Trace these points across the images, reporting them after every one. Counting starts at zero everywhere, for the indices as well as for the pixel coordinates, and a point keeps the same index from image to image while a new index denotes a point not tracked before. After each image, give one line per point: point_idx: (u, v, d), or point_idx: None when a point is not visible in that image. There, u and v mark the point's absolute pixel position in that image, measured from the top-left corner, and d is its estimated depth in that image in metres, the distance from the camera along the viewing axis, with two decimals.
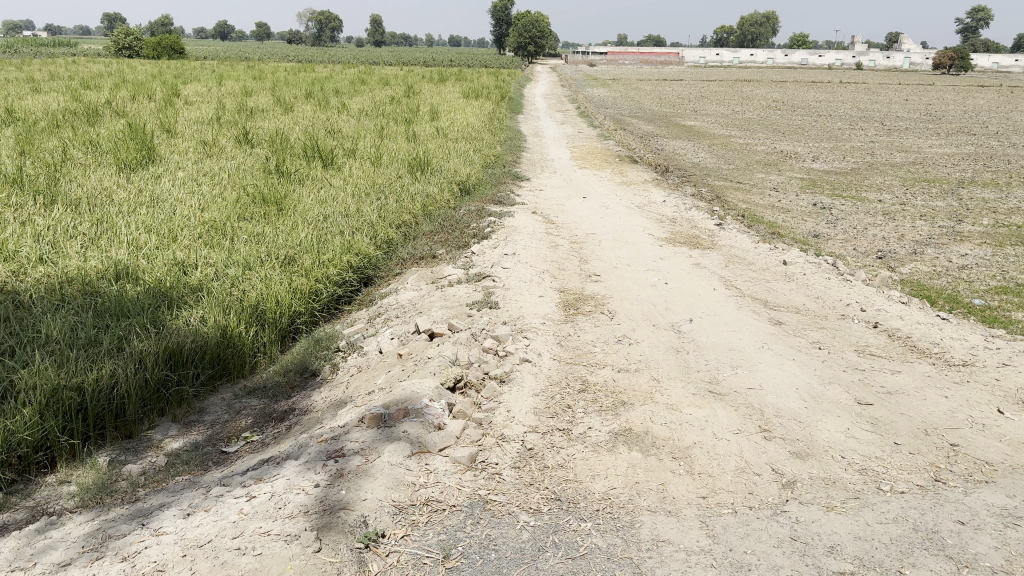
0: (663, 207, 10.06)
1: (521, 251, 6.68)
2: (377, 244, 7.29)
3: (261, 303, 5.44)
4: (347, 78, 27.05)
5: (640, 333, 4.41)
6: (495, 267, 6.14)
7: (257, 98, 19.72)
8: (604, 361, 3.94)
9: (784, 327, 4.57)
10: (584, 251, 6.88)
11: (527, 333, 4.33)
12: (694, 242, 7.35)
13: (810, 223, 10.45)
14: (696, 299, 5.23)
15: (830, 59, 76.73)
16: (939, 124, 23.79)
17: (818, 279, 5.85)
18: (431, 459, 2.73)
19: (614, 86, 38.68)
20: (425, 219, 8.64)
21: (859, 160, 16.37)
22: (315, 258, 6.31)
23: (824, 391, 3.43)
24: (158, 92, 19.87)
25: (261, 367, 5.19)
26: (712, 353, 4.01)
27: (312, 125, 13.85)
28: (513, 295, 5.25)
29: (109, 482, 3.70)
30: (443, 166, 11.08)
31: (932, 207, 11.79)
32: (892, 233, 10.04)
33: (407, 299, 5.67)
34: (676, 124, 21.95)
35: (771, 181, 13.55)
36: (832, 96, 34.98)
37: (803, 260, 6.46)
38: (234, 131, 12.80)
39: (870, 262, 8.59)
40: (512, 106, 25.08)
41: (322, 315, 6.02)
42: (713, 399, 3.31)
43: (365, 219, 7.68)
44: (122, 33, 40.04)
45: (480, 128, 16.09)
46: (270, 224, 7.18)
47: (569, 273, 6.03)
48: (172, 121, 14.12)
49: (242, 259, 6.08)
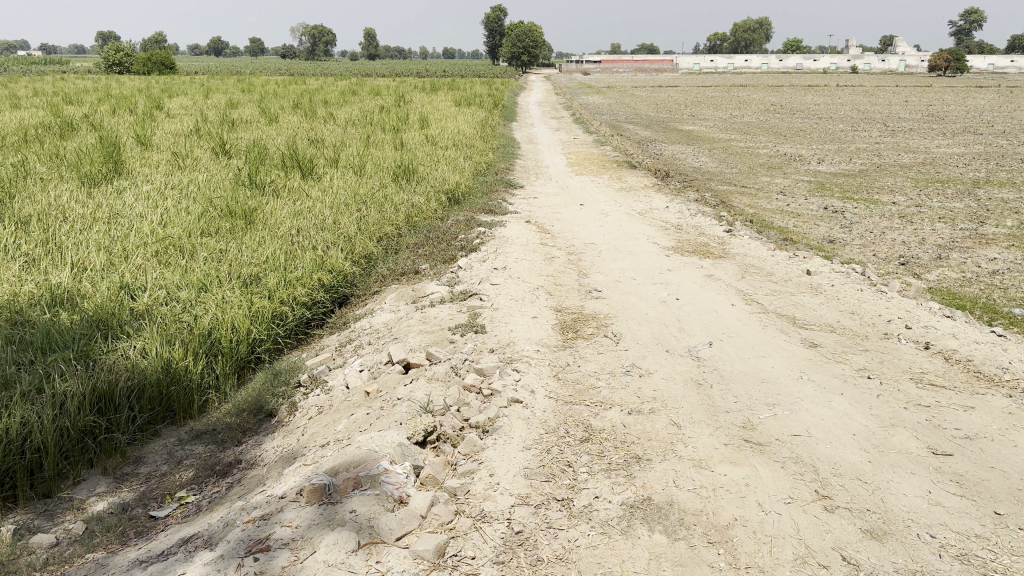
0: (666, 213, 9.39)
1: (513, 265, 6.00)
2: (356, 257, 6.60)
3: (214, 331, 4.75)
4: (337, 89, 26.40)
5: (653, 362, 3.72)
6: (484, 283, 5.45)
7: (241, 110, 19.07)
8: (610, 399, 3.24)
9: (820, 351, 3.88)
10: (584, 263, 6.18)
11: (517, 364, 3.64)
12: (704, 250, 6.68)
13: (823, 228, 9.76)
14: (714, 317, 4.55)
15: (825, 64, 76.27)
16: (946, 124, 23.15)
17: (849, 292, 5.16)
18: (384, 555, 2.03)
19: (609, 93, 38.07)
20: (409, 232, 7.97)
21: (867, 161, 15.72)
22: (281, 276, 5.61)
23: (887, 439, 2.74)
24: (140, 106, 19.19)
25: (212, 405, 4.49)
26: (741, 388, 3.31)
27: (294, 135, 13.18)
28: (503, 316, 4.56)
29: (4, 560, 2.96)
30: (430, 175, 10.42)
31: (951, 209, 11.12)
32: (912, 237, 9.36)
33: (382, 322, 4.97)
34: (675, 129, 21.29)
35: (777, 184, 12.89)
36: (831, 100, 34.39)
37: (828, 270, 5.77)
38: (211, 143, 12.13)
39: (892, 269, 7.92)
40: (506, 114, 24.47)
41: (287, 342, 5.31)
42: (750, 455, 2.62)
43: (342, 232, 7.00)
44: (111, 48, 39.23)
45: (472, 135, 15.42)
46: (236, 240, 6.49)
47: (567, 289, 5.35)
48: (147, 134, 13.44)
49: (197, 279, 5.39)
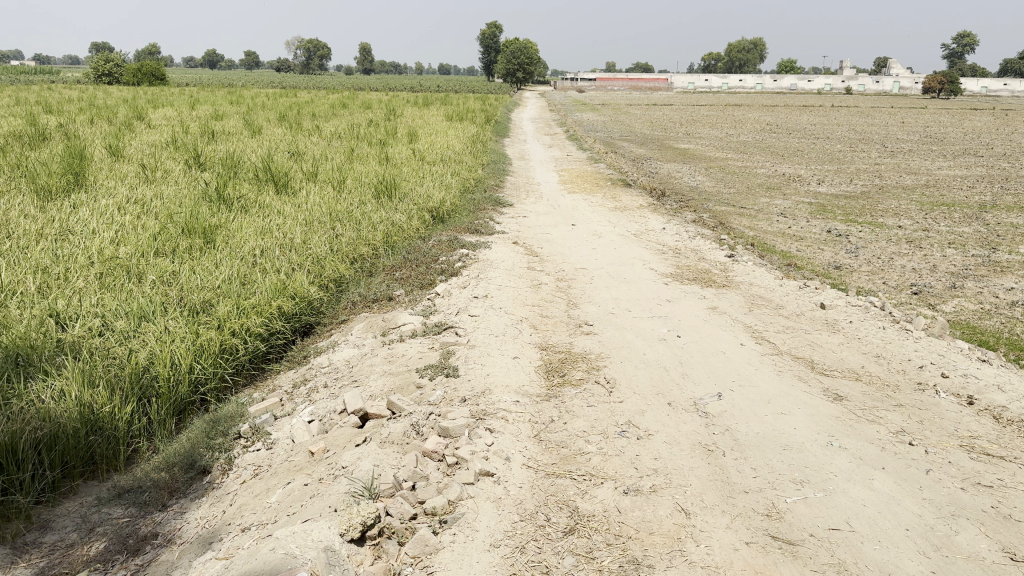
0: (663, 235, 8.83)
1: (495, 293, 5.41)
2: (324, 281, 6.01)
3: (150, 368, 4.15)
4: (327, 103, 25.83)
5: (653, 419, 3.14)
6: (461, 314, 4.87)
7: (225, 121, 18.48)
8: (603, 469, 2.67)
9: (847, 407, 3.32)
10: (574, 291, 5.60)
11: (492, 421, 3.05)
12: (705, 278, 6.13)
13: (828, 252, 9.22)
14: (721, 361, 3.97)
15: (819, 85, 76.46)
16: (944, 146, 22.78)
17: (870, 330, 4.60)
18: None
19: (603, 111, 37.67)
20: (386, 253, 7.39)
21: (867, 182, 15.25)
22: (234, 303, 5.02)
23: (950, 538, 2.18)
24: (121, 116, 18.63)
25: (142, 458, 3.88)
26: (761, 458, 2.74)
27: (274, 148, 12.61)
28: (479, 356, 3.98)
29: None
30: (413, 191, 9.86)
31: (959, 233, 10.62)
32: (922, 264, 8.84)
33: (342, 359, 4.36)
34: (670, 147, 20.83)
35: (777, 206, 12.35)
36: (827, 120, 34.13)
37: (843, 303, 5.22)
38: (186, 155, 11.52)
39: (905, 299, 7.37)
40: (498, 130, 24.00)
41: (237, 379, 4.71)
42: (780, 563, 2.06)
43: (310, 252, 6.43)
44: (100, 58, 38.48)
45: (461, 150, 14.88)
46: (191, 262, 5.89)
47: (554, 322, 4.76)
48: (120, 145, 12.81)
49: (137, 307, 4.78)
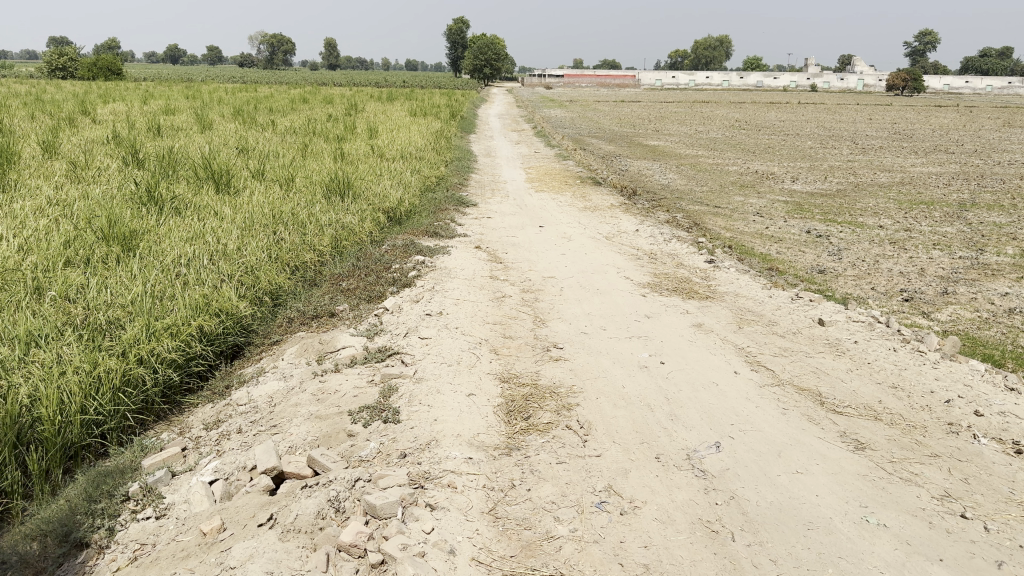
0: (637, 237, 8.22)
1: (451, 309, 4.75)
2: (257, 295, 5.30)
3: (31, 408, 3.41)
4: (286, 98, 24.82)
5: (640, 481, 2.51)
6: (410, 337, 4.18)
7: (176, 117, 17.52)
8: (579, 567, 2.05)
9: (872, 460, 2.72)
10: (541, 306, 4.95)
11: (434, 491, 2.40)
12: (687, 288, 5.51)
13: (810, 255, 8.68)
14: (714, 395, 3.35)
15: (785, 82, 76.78)
16: (914, 142, 22.52)
17: (880, 353, 4.02)
18: None
19: (571, 107, 37.01)
20: (333, 261, 6.68)
21: (843, 180, 14.82)
22: (145, 323, 4.29)
23: None
24: (65, 110, 17.62)
25: (16, 520, 3.14)
26: (783, 545, 2.15)
27: (221, 144, 11.78)
28: (427, 391, 3.31)
29: None
30: (368, 190, 9.15)
31: (943, 233, 10.16)
32: (910, 267, 8.33)
33: (265, 395, 3.66)
34: (640, 144, 20.28)
35: (752, 205, 11.81)
36: (796, 116, 33.89)
37: (843, 318, 4.63)
38: (124, 150, 10.67)
39: (897, 308, 6.82)
40: (463, 125, 23.30)
41: (145, 415, 4.00)
42: None
43: (243, 259, 5.72)
44: (53, 53, 36.96)
45: (423, 146, 14.17)
46: (104, 275, 5.13)
47: (518, 346, 4.10)
48: (57, 141, 11.89)
49: (26, 329, 4.01)
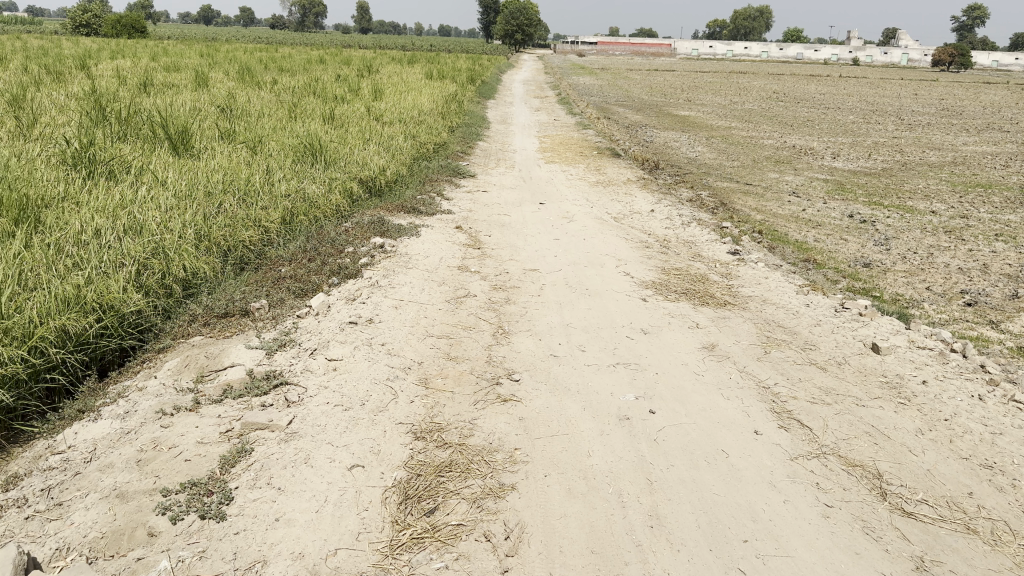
0: (651, 219, 7.08)
1: (390, 314, 3.68)
2: (158, 289, 4.20)
3: None
4: (303, 58, 23.66)
5: None
6: (315, 358, 3.10)
7: (175, 74, 16.45)
8: None
9: None
10: (508, 311, 3.85)
11: None
12: (699, 290, 4.38)
13: (853, 244, 7.48)
14: (719, 477, 2.25)
15: (825, 54, 73.92)
16: (965, 119, 20.88)
17: (959, 402, 2.89)
18: None
19: (601, 75, 35.47)
20: (280, 243, 5.61)
21: (888, 158, 13.47)
22: None
23: None
24: (60, 64, 16.60)
25: None
26: None
27: (201, 102, 10.70)
28: (293, 462, 2.25)
29: None
30: (347, 155, 8.06)
31: (1006, 221, 8.86)
32: (971, 261, 7.10)
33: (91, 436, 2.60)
34: (669, 114, 18.93)
35: (787, 183, 10.54)
36: (837, 89, 32.11)
37: (903, 343, 3.49)
38: (91, 105, 9.61)
39: (959, 316, 5.63)
40: (484, 91, 22.08)
41: None
42: None
43: (156, 238, 4.54)
44: (78, 9, 36.04)
45: (430, 110, 13.04)
46: None
47: (459, 374, 3.02)
48: (26, 94, 10.86)
49: None
